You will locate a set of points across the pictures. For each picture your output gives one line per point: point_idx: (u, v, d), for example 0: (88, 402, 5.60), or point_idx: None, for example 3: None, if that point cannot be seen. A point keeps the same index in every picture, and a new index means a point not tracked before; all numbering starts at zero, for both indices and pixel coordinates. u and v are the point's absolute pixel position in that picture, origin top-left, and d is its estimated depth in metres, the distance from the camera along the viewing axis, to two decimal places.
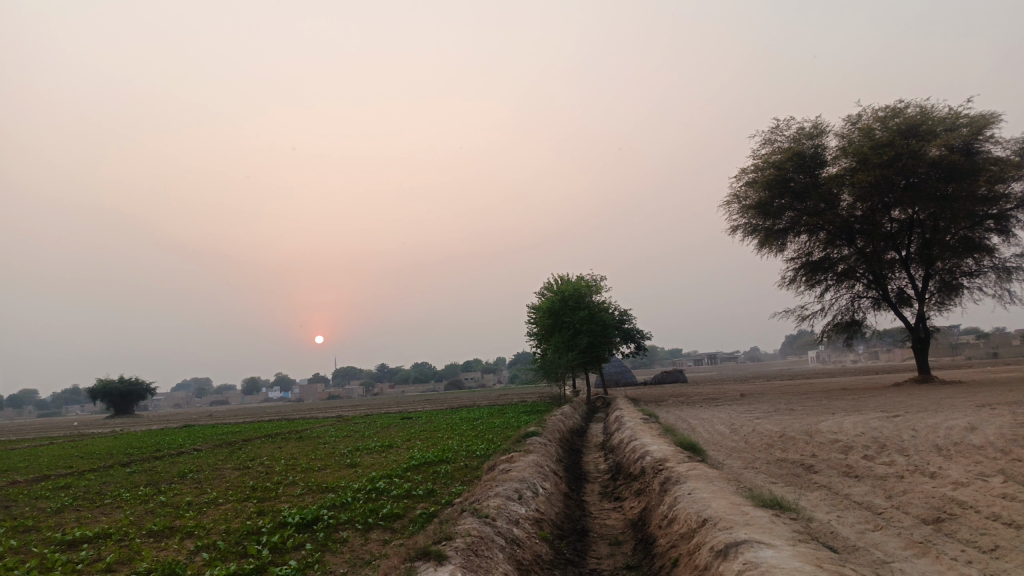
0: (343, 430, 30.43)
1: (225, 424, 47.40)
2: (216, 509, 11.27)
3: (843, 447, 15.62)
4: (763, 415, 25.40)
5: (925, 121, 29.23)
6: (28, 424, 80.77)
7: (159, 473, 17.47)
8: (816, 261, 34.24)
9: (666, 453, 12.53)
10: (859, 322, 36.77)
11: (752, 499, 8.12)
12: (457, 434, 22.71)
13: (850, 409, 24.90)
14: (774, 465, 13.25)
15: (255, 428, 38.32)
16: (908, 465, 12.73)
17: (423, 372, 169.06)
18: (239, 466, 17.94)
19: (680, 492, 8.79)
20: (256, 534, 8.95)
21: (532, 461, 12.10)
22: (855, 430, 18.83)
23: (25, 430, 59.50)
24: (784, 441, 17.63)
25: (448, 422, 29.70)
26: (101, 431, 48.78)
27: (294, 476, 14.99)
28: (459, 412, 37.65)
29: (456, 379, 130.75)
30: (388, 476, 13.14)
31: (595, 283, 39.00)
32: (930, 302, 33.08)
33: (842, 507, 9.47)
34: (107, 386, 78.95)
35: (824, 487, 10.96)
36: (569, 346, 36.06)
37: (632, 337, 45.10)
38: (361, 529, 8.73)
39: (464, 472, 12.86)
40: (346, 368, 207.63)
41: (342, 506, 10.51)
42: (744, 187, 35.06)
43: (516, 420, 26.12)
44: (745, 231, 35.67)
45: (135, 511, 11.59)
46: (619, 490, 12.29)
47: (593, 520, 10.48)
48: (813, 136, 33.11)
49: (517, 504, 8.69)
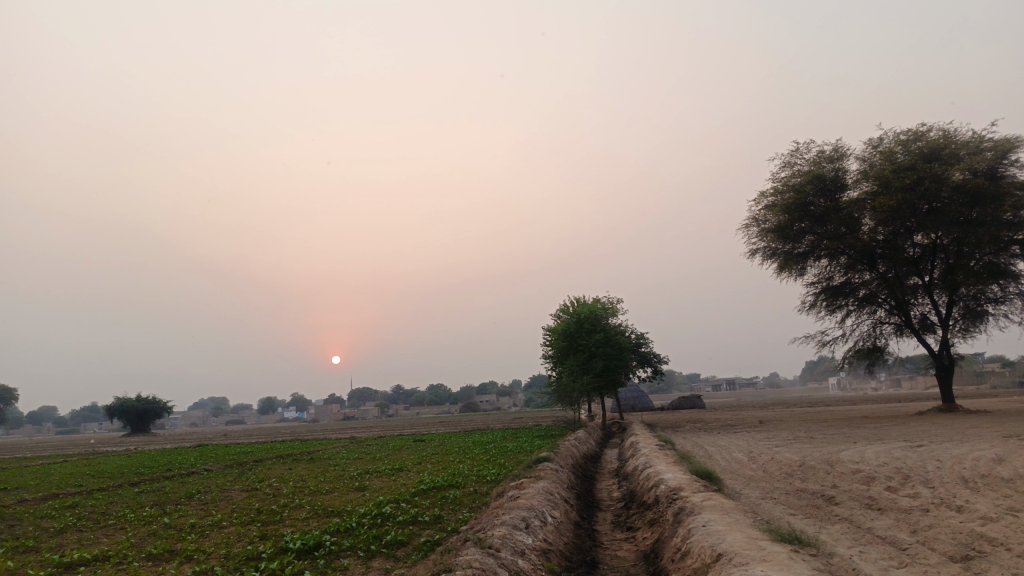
0: (355, 452, 30.16)
1: (238, 444, 47.30)
2: (219, 533, 11.05)
3: (866, 477, 15.13)
4: (783, 443, 24.84)
5: (947, 145, 28.82)
6: (45, 442, 81.17)
7: (167, 494, 17.30)
8: (836, 286, 33.72)
9: (682, 481, 12.16)
10: (880, 349, 36.07)
11: (771, 532, 7.76)
12: (469, 458, 22.40)
13: (872, 438, 24.29)
14: (793, 495, 12.84)
15: (267, 448, 38.11)
16: (934, 497, 12.25)
17: (439, 394, 168.55)
18: (247, 487, 17.75)
19: (694, 523, 8.44)
20: (256, 560, 8.71)
21: (544, 488, 11.80)
22: (878, 459, 18.29)
23: (42, 448, 59.70)
24: (804, 470, 17.15)
25: (461, 446, 29.35)
26: (117, 449, 48.95)
27: (301, 498, 14.76)
28: (472, 436, 37.22)
29: (471, 402, 130.13)
30: (396, 501, 12.87)
31: (611, 306, 38.69)
32: (955, 329, 32.42)
33: (865, 542, 9.06)
34: (126, 405, 79.37)
35: (845, 520, 10.54)
36: (583, 369, 35.67)
37: (649, 361, 44.58)
38: (363, 557, 8.47)
39: (473, 498, 12.56)
40: (363, 389, 207.75)
41: (346, 531, 10.25)
42: (763, 210, 34.71)
43: (530, 445, 25.72)
44: (764, 255, 35.27)
45: (137, 533, 11.39)
46: (633, 519, 11.94)
47: (604, 550, 10.14)
48: (833, 159, 32.76)
49: (523, 533, 8.39)
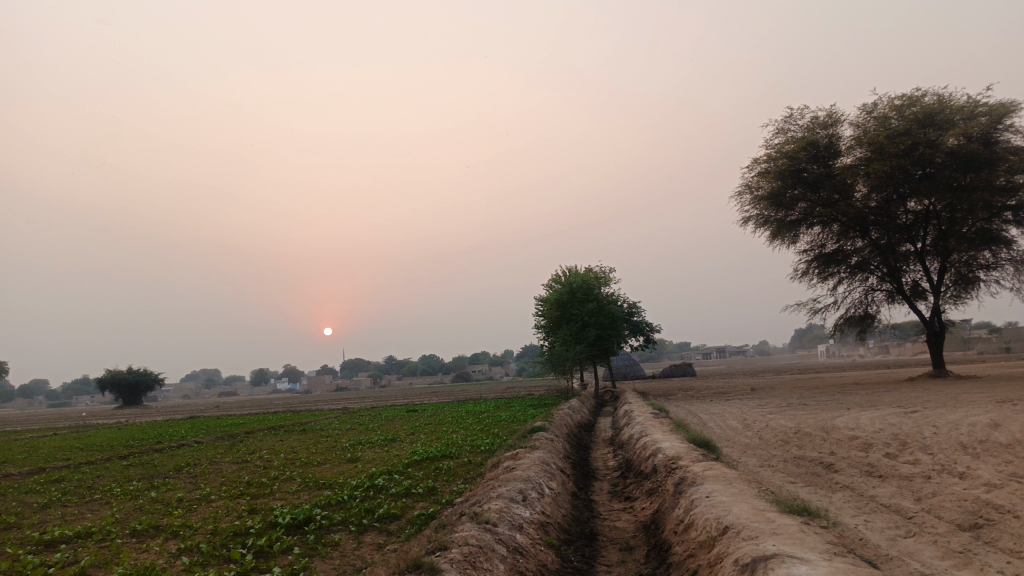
0: (347, 423, 29.93)
1: (230, 416, 46.97)
2: (207, 507, 10.75)
3: (863, 444, 14.98)
4: (776, 410, 24.76)
5: (942, 110, 28.37)
6: (36, 415, 80.79)
7: (154, 467, 17.00)
8: (829, 254, 33.48)
9: (679, 450, 11.95)
10: (872, 316, 35.98)
11: (778, 503, 7.50)
12: (463, 427, 22.23)
13: (866, 405, 24.23)
14: (791, 463, 12.64)
15: (259, 420, 37.87)
16: (935, 464, 12.08)
17: (432, 364, 169.15)
18: (237, 460, 17.44)
19: (698, 494, 8.19)
20: (243, 536, 8.39)
21: (538, 459, 11.53)
22: (873, 426, 18.17)
23: (35, 420, 59.42)
24: (800, 437, 17.01)
25: (453, 415, 29.16)
26: (107, 422, 48.63)
27: (291, 470, 14.49)
28: (465, 406, 37.00)
29: (463, 372, 130.49)
30: (388, 473, 12.59)
31: (604, 275, 38.34)
32: (946, 295, 32.34)
33: (869, 511, 8.85)
34: (116, 377, 78.84)
35: (847, 488, 10.35)
36: (576, 338, 35.45)
37: (642, 330, 44.38)
38: (354, 531, 8.18)
39: (467, 469, 12.31)
40: (355, 361, 208.03)
41: (336, 505, 9.96)
42: (756, 177, 34.25)
43: (523, 415, 25.50)
44: (756, 222, 34.93)
45: (123, 509, 11.08)
46: (630, 489, 11.75)
47: (603, 522, 9.92)
48: (827, 125, 32.29)
49: (521, 506, 8.12)
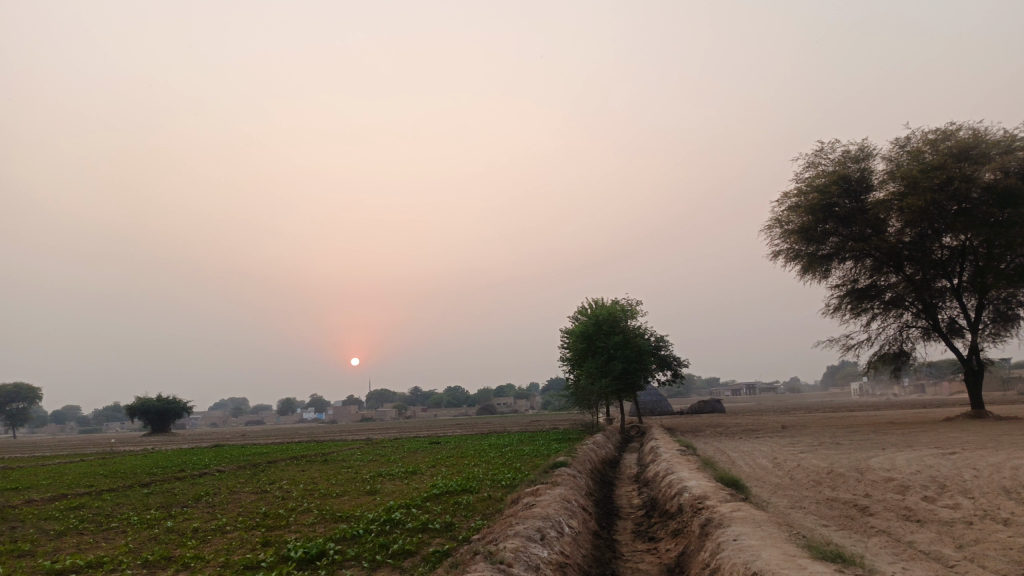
0: (369, 454, 29.70)
1: (254, 444, 47.03)
2: (221, 538, 10.57)
3: (900, 486, 14.36)
4: (808, 449, 24.03)
5: (978, 144, 27.83)
6: (66, 441, 81.76)
7: (174, 496, 16.90)
8: (861, 289, 32.76)
9: (706, 489, 11.53)
10: (907, 354, 35.05)
11: (810, 548, 7.11)
12: (485, 461, 21.88)
13: (901, 445, 23.43)
14: (824, 505, 12.15)
15: (283, 449, 37.84)
16: (976, 509, 11.50)
17: (457, 396, 168.40)
18: (257, 490, 17.31)
19: (724, 537, 7.81)
20: (253, 570, 8.19)
21: (560, 495, 11.20)
22: (909, 467, 17.48)
23: (65, 446, 60.15)
24: (833, 478, 16.40)
25: (477, 448, 28.80)
26: (134, 449, 48.97)
27: (309, 502, 14.31)
28: (489, 438, 36.61)
29: (488, 404, 129.72)
30: (406, 507, 12.33)
31: (630, 308, 37.99)
32: (984, 333, 31.38)
33: (907, 558, 8.39)
34: (145, 404, 79.59)
35: (883, 533, 9.86)
36: (602, 372, 34.99)
37: (669, 365, 43.72)
38: (366, 567, 7.94)
39: (487, 505, 12.01)
40: (382, 392, 208.45)
41: (351, 539, 9.72)
42: (786, 211, 33.80)
43: (547, 449, 25.04)
44: (786, 257, 34.39)
45: (138, 538, 10.96)
46: (654, 529, 11.35)
47: (625, 563, 9.55)
48: (858, 159, 31.85)
49: (538, 546, 7.82)
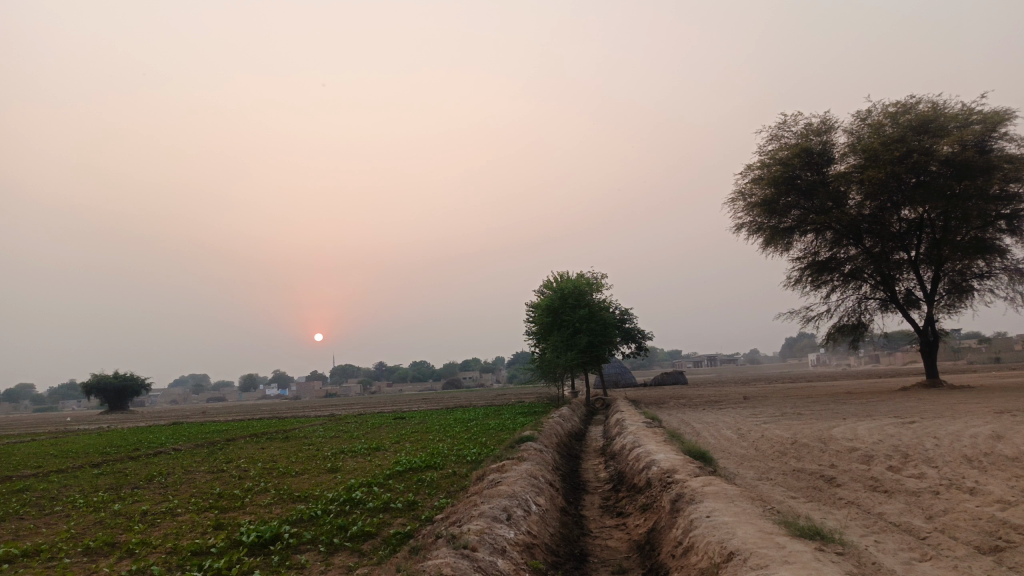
0: (332, 430, 29.12)
1: (213, 421, 46.07)
2: (171, 522, 10.06)
3: (864, 456, 14.39)
4: (771, 419, 24.17)
5: (937, 118, 27.95)
6: (14, 421, 79.30)
7: (125, 476, 16.25)
8: (822, 261, 32.98)
9: (675, 462, 11.29)
10: (865, 325, 35.52)
11: (787, 525, 6.88)
12: (450, 436, 21.51)
13: (862, 414, 23.74)
14: (792, 477, 12.05)
15: (245, 426, 37.12)
16: (942, 478, 11.49)
17: (421, 370, 167.56)
18: (213, 469, 16.75)
19: (697, 514, 7.56)
20: (201, 557, 7.69)
21: (526, 471, 10.88)
22: (871, 437, 17.61)
23: (15, 426, 58.27)
24: (798, 448, 16.40)
25: (442, 423, 28.42)
26: (89, 428, 47.56)
27: (266, 481, 13.79)
28: (454, 413, 36.31)
29: (453, 378, 129.40)
30: (368, 485, 11.90)
31: (595, 281, 37.83)
32: (940, 304, 31.96)
33: (879, 530, 8.26)
34: (101, 382, 77.46)
35: (853, 504, 9.75)
36: (568, 345, 34.81)
37: (634, 337, 43.82)
38: (323, 552, 7.53)
39: (451, 481, 11.67)
40: (346, 367, 207.12)
41: (308, 520, 9.29)
42: (749, 184, 33.77)
43: (513, 423, 24.80)
44: (749, 230, 34.43)
45: (82, 522, 10.38)
46: (622, 504, 11.15)
47: (593, 540, 9.31)
48: (821, 132, 31.86)
49: (504, 526, 7.48)
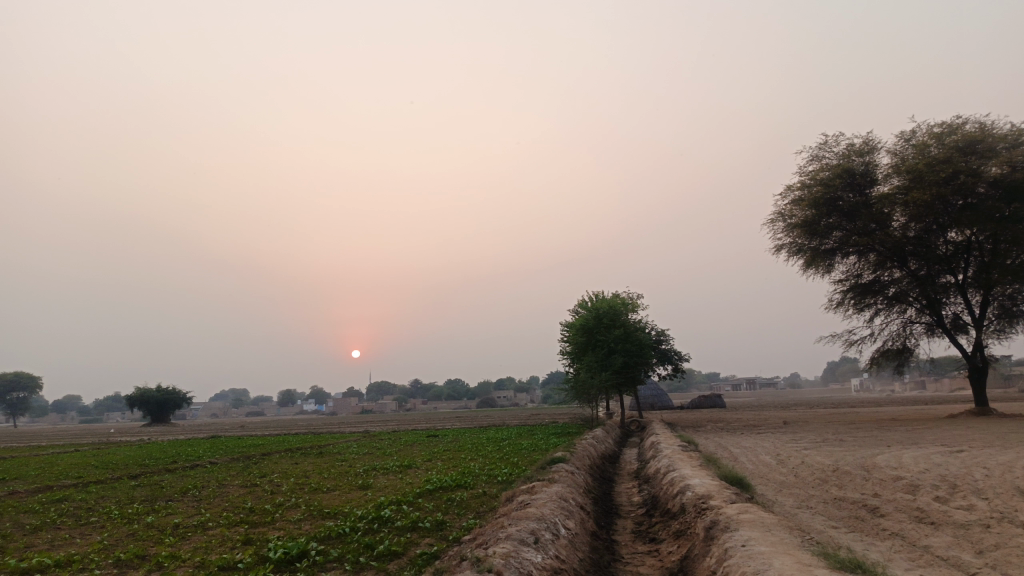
0: (365, 447, 29.21)
1: (250, 436, 46.65)
2: (201, 535, 10.11)
3: (909, 486, 13.86)
4: (811, 445, 23.52)
5: (985, 138, 27.19)
6: (61, 432, 81.47)
7: (161, 489, 16.46)
8: (865, 284, 32.17)
9: (710, 488, 10.99)
10: (910, 350, 34.50)
11: (826, 557, 6.60)
12: (482, 456, 21.37)
13: (906, 442, 22.94)
14: (832, 506, 11.64)
15: (280, 441, 37.48)
16: (992, 511, 10.99)
17: (456, 388, 167.83)
18: (246, 483, 16.88)
19: (731, 543, 7.30)
20: (228, 572, 7.69)
21: (556, 494, 10.70)
22: (917, 466, 16.98)
23: (61, 437, 59.76)
24: (839, 476, 15.89)
25: (475, 442, 28.30)
26: (131, 440, 48.56)
27: (297, 497, 13.83)
28: (487, 432, 36.14)
29: (487, 397, 129.36)
30: (397, 503, 11.83)
31: (631, 301, 37.47)
32: (989, 329, 30.90)
33: (924, 564, 7.88)
34: (145, 395, 79.16)
35: (896, 536, 9.36)
36: (602, 366, 34.46)
37: (670, 359, 43.22)
38: (348, 571, 7.45)
39: (481, 502, 11.54)
40: (382, 384, 208.53)
41: (336, 538, 9.24)
42: (789, 204, 33.21)
43: (546, 443, 24.54)
44: (790, 251, 33.80)
45: (115, 534, 10.49)
46: (655, 530, 10.88)
47: (624, 567, 9.08)
48: (863, 152, 31.23)
49: (531, 550, 7.33)
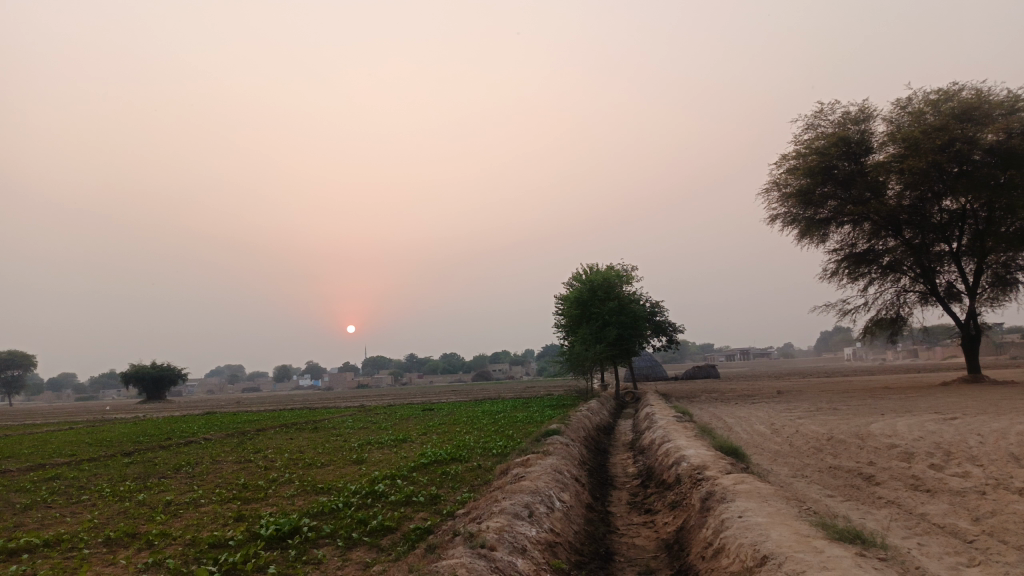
0: (361, 421, 29.18)
1: (245, 411, 46.61)
2: (193, 512, 10.00)
3: (903, 453, 13.86)
4: (805, 414, 23.56)
5: (982, 105, 26.91)
6: (57, 409, 81.41)
7: (154, 466, 16.35)
8: (860, 253, 32.06)
9: (706, 458, 10.92)
10: (904, 318, 34.53)
11: (824, 527, 6.51)
12: (477, 429, 21.32)
13: (900, 410, 22.98)
14: (828, 475, 11.61)
15: (275, 416, 37.43)
16: (987, 478, 10.97)
17: (452, 362, 168.30)
18: (240, 459, 16.78)
19: (728, 514, 7.21)
20: (218, 550, 7.58)
21: (551, 466, 10.61)
22: (911, 433, 17.00)
23: (56, 414, 59.82)
24: (834, 445, 15.89)
25: (469, 415, 28.25)
26: (126, 417, 48.47)
27: (291, 472, 13.73)
28: (483, 405, 36.16)
29: (483, 370, 129.75)
30: (391, 477, 11.74)
31: (626, 273, 37.32)
32: (982, 297, 30.94)
33: (922, 532, 7.83)
34: (139, 372, 79.01)
35: (893, 504, 9.32)
36: (597, 338, 34.41)
37: (664, 330, 43.21)
38: (341, 546, 7.36)
39: (476, 475, 11.46)
40: (377, 359, 208.84)
41: (329, 513, 9.15)
42: (784, 174, 32.97)
43: (541, 416, 24.51)
44: (785, 220, 33.61)
45: (105, 512, 10.37)
46: (651, 501, 10.83)
47: (619, 538, 9.02)
48: (859, 120, 30.91)
49: (525, 524, 7.22)
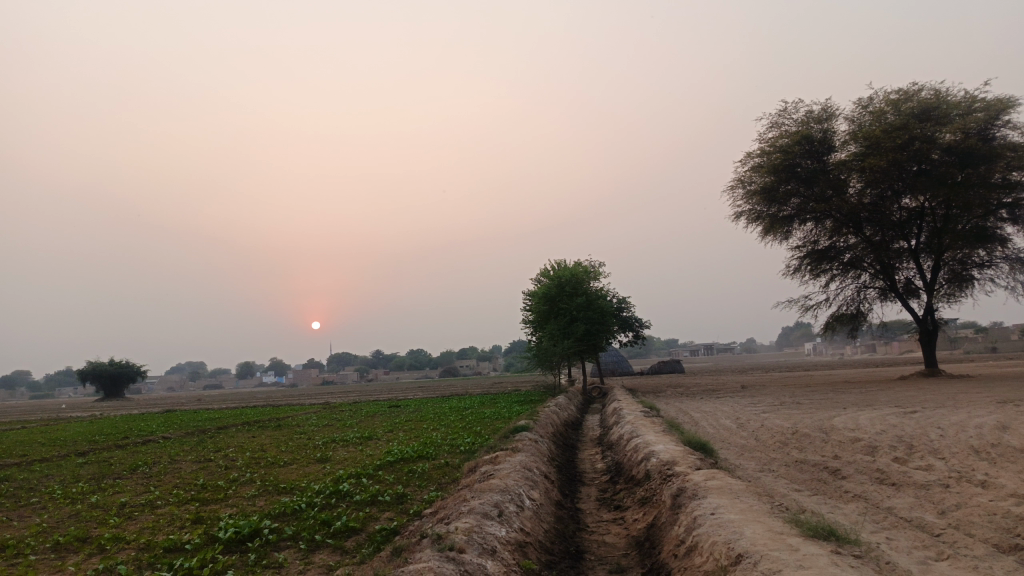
0: (325, 419, 28.65)
1: (205, 408, 45.59)
2: (149, 515, 9.63)
3: (867, 447, 14.01)
4: (770, 408, 23.78)
5: (940, 105, 27.45)
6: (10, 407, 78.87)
7: (109, 466, 15.79)
8: (822, 250, 32.50)
9: (674, 454, 10.86)
10: (864, 314, 35.12)
11: (797, 524, 6.46)
12: (445, 426, 21.06)
13: (861, 404, 23.30)
14: (795, 469, 11.65)
15: (237, 414, 36.66)
16: (949, 471, 11.10)
17: (418, 358, 167.46)
18: (200, 458, 16.29)
19: (701, 510, 7.12)
20: (174, 554, 7.26)
21: (519, 464, 10.43)
22: (874, 427, 17.24)
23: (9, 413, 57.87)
24: (799, 439, 16.01)
25: (437, 412, 27.96)
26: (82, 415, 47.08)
27: (252, 472, 13.36)
28: (449, 402, 35.85)
29: (449, 366, 129.24)
30: (356, 476, 11.47)
31: (593, 269, 37.34)
32: (940, 293, 31.61)
33: (890, 526, 7.86)
34: (97, 369, 76.88)
35: (860, 498, 9.36)
36: (565, 333, 34.36)
37: (631, 326, 43.39)
38: (303, 549, 7.10)
39: (443, 473, 11.26)
40: (343, 355, 206.82)
41: (290, 514, 8.87)
42: (749, 171, 33.26)
43: (509, 412, 24.31)
44: (749, 217, 33.91)
45: (56, 515, 9.94)
46: (619, 498, 10.73)
47: (589, 536, 8.91)
48: (822, 119, 31.32)
49: (495, 524, 7.06)
